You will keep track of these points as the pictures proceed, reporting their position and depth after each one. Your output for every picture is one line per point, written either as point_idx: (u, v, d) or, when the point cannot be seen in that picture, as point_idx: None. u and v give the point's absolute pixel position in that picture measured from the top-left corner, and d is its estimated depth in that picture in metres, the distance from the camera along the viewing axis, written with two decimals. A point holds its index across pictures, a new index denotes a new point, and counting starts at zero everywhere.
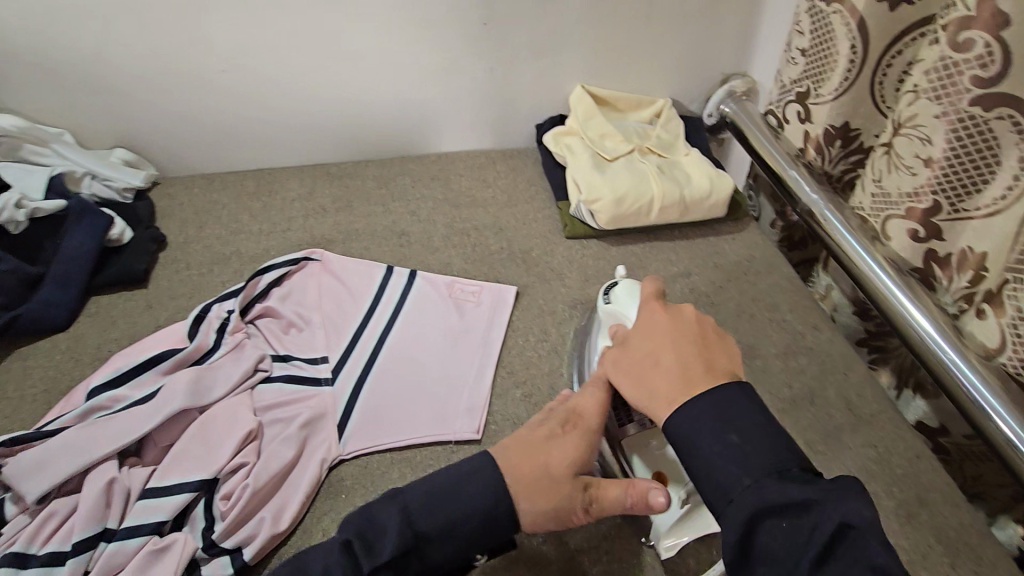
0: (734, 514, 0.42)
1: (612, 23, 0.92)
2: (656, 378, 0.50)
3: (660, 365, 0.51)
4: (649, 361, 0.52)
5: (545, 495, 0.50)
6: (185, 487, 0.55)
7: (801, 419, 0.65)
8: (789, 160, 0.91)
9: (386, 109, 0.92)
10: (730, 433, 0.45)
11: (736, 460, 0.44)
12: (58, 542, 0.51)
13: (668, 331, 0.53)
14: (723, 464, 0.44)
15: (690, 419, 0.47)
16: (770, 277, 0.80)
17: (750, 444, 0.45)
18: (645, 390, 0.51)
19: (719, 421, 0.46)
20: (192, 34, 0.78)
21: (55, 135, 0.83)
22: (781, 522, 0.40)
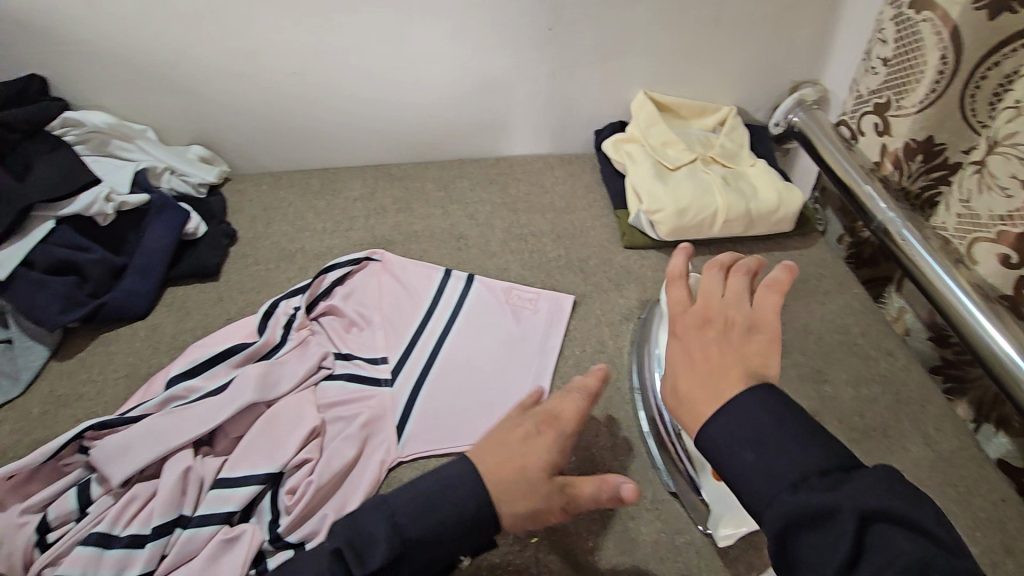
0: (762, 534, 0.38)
1: (680, 28, 0.90)
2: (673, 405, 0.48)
3: (691, 376, 0.47)
4: (679, 375, 0.48)
5: (526, 499, 0.50)
6: (253, 479, 0.57)
7: (873, 450, 0.62)
8: (864, 175, 0.87)
9: (448, 112, 0.93)
10: (754, 447, 0.41)
11: (761, 470, 0.40)
12: (138, 526, 0.54)
13: (692, 343, 0.50)
14: (747, 481, 0.40)
15: (726, 424, 0.43)
16: (840, 298, 0.77)
17: (769, 452, 0.40)
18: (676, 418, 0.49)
19: (749, 428, 0.42)
20: (267, 36, 0.81)
21: (139, 132, 0.86)
22: (809, 536, 0.36)
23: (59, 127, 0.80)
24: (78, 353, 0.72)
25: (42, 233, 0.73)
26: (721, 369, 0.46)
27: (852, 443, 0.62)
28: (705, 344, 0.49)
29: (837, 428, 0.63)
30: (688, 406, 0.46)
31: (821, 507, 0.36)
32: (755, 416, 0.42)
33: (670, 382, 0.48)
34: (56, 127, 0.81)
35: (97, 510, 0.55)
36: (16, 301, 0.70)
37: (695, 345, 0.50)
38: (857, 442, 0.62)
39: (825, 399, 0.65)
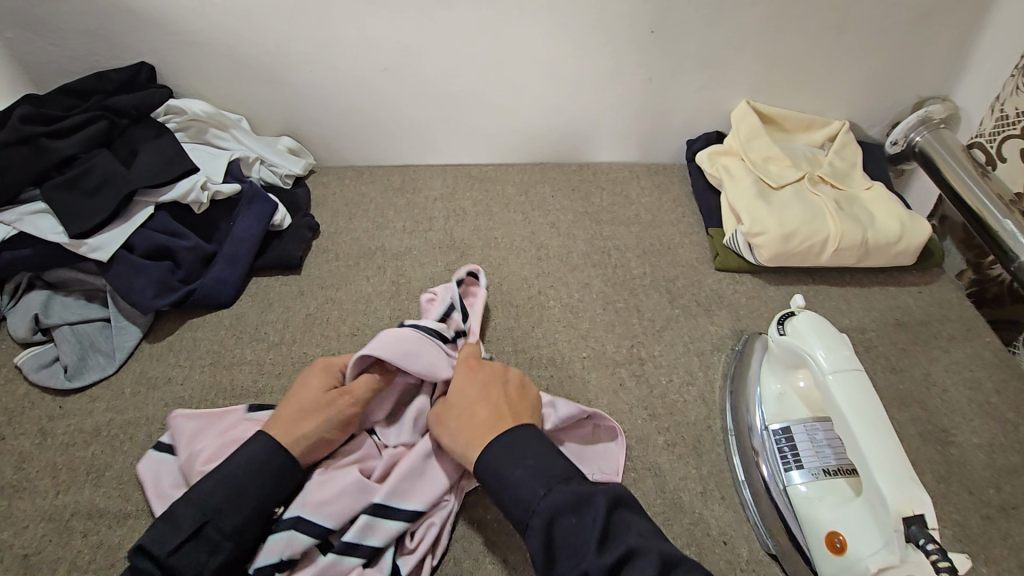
0: (536, 524, 0.46)
1: (795, 35, 0.82)
2: (472, 430, 0.54)
3: (472, 414, 0.55)
4: (462, 411, 0.56)
5: (312, 419, 0.57)
6: (401, 514, 0.54)
7: (1014, 531, 0.54)
8: (1003, 208, 0.76)
9: (535, 115, 0.90)
10: (526, 457, 0.50)
11: (528, 475, 0.49)
12: (321, 520, 0.53)
13: (480, 386, 0.58)
14: (522, 487, 0.48)
15: (511, 442, 0.51)
16: (968, 346, 0.68)
17: (540, 463, 0.50)
18: (463, 442, 0.54)
19: (515, 450, 0.51)
20: (362, 32, 0.79)
21: (234, 121, 0.87)
22: (570, 519, 0.46)
23: (163, 114, 0.82)
24: (167, 338, 0.73)
25: (142, 219, 0.75)
26: (500, 412, 0.55)
27: (986, 519, 0.55)
28: (485, 386, 0.58)
29: (967, 501, 0.56)
30: (485, 430, 0.53)
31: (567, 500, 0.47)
32: (522, 439, 0.51)
33: (462, 410, 0.56)
34: (161, 114, 0.83)
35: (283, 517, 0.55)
36: (115, 283, 0.72)
37: (479, 385, 0.58)
38: (992, 520, 0.54)
39: (952, 465, 0.58)
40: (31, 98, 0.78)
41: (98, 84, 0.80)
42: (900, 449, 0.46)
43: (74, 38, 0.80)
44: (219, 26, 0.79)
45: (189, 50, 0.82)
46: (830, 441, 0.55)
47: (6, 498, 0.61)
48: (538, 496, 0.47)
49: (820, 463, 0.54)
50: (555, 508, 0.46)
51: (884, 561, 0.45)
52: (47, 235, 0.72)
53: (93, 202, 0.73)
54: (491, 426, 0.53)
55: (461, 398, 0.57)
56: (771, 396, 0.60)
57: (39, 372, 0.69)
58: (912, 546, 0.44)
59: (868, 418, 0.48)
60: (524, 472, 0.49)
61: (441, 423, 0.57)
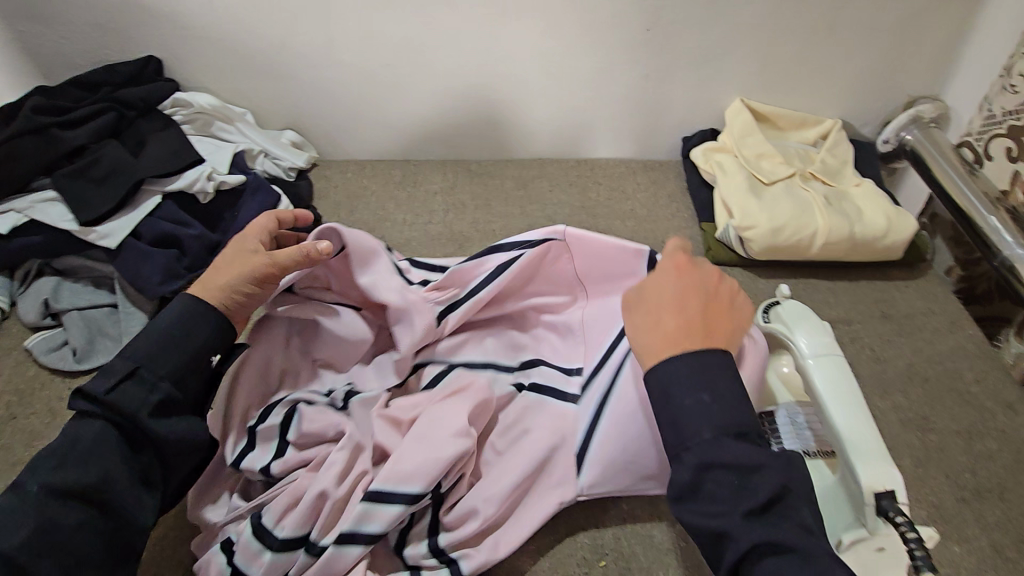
0: (687, 459, 0.42)
1: (787, 35, 0.84)
2: (657, 325, 0.47)
3: (660, 314, 0.47)
4: (655, 306, 0.48)
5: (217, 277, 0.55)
6: (397, 497, 0.50)
7: (987, 513, 0.56)
8: (987, 204, 0.79)
9: (533, 111, 0.92)
10: (704, 389, 0.44)
11: (695, 413, 0.43)
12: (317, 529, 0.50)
13: (676, 288, 0.49)
14: (688, 418, 0.43)
15: (697, 373, 0.44)
16: (951, 338, 0.71)
17: (719, 402, 0.43)
18: (641, 333, 0.48)
19: (690, 377, 0.44)
20: (365, 28, 0.81)
21: (238, 115, 0.89)
22: (728, 475, 0.41)
23: (170, 107, 0.85)
24: None
25: (150, 207, 0.77)
26: (694, 321, 0.46)
27: (961, 501, 0.57)
28: (687, 288, 0.49)
29: (944, 484, 0.58)
30: (677, 340, 0.46)
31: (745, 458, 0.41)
32: (706, 366, 0.44)
33: (656, 305, 0.48)
34: (168, 106, 0.85)
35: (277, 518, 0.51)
36: (123, 269, 0.74)
37: (678, 288, 0.49)
38: (967, 502, 0.57)
39: (931, 450, 0.60)
40: (42, 90, 0.80)
41: (107, 77, 0.83)
42: (874, 429, 0.49)
43: (84, 32, 0.83)
44: (225, 21, 0.81)
45: (197, 44, 0.84)
46: (810, 424, 0.57)
47: (16, 474, 0.63)
48: (699, 438, 0.42)
49: (800, 444, 0.56)
50: (710, 458, 0.42)
51: (856, 534, 0.47)
52: (58, 223, 0.74)
53: (102, 191, 0.75)
54: (682, 335, 0.46)
55: (656, 295, 0.49)
56: None
57: (49, 354, 0.71)
58: (883, 519, 0.46)
59: (843, 399, 0.50)
60: (698, 405, 0.43)
61: (631, 309, 0.49)
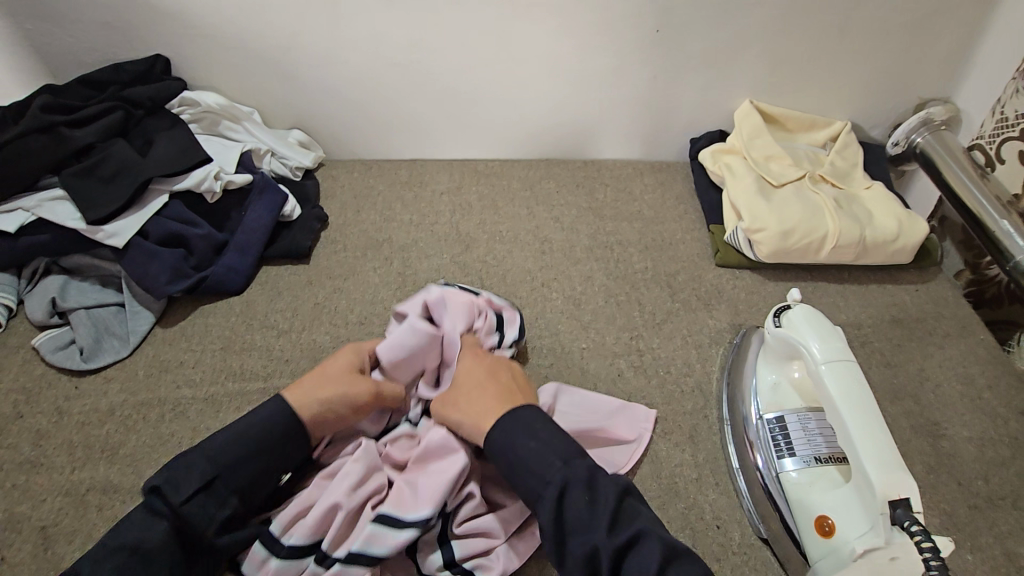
0: (549, 493, 0.49)
1: (798, 36, 0.83)
2: (483, 402, 0.56)
3: (477, 394, 0.57)
4: (472, 387, 0.58)
5: (322, 391, 0.58)
6: (415, 519, 0.52)
7: (1000, 521, 0.57)
8: (999, 209, 0.78)
9: (540, 112, 0.91)
10: (533, 436, 0.52)
11: (541, 453, 0.51)
12: (327, 543, 0.52)
13: (477, 369, 0.59)
14: (538, 462, 0.51)
15: (524, 422, 0.53)
16: (962, 343, 0.71)
17: (556, 440, 0.52)
18: (472, 413, 0.56)
19: (528, 427, 0.53)
20: (375, 28, 0.81)
21: (246, 114, 0.89)
22: (583, 496, 0.49)
23: (178, 106, 0.85)
24: (179, 323, 0.75)
25: (158, 206, 0.77)
26: (507, 390, 0.57)
27: (972, 508, 0.57)
28: (489, 372, 0.59)
29: (955, 491, 0.58)
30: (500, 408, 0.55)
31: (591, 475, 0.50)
32: (534, 418, 0.54)
33: (475, 383, 0.58)
34: (175, 105, 0.85)
35: (290, 533, 0.53)
36: (131, 269, 0.74)
37: (480, 369, 0.59)
38: (979, 510, 0.57)
39: (943, 458, 0.61)
40: (50, 88, 0.80)
41: (116, 76, 0.83)
42: (889, 439, 0.49)
43: (93, 30, 0.83)
44: (233, 22, 0.81)
45: (205, 44, 0.84)
46: (821, 430, 0.57)
47: (23, 474, 0.63)
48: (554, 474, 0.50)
49: (812, 450, 0.56)
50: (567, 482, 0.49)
51: (870, 543, 0.47)
52: (66, 221, 0.74)
53: (110, 190, 0.75)
54: (498, 405, 0.55)
55: (460, 385, 0.58)
56: (765, 387, 0.62)
57: (57, 353, 0.71)
58: (898, 528, 0.46)
59: (857, 405, 0.50)
60: (530, 450, 0.52)
61: (448, 402, 0.58)
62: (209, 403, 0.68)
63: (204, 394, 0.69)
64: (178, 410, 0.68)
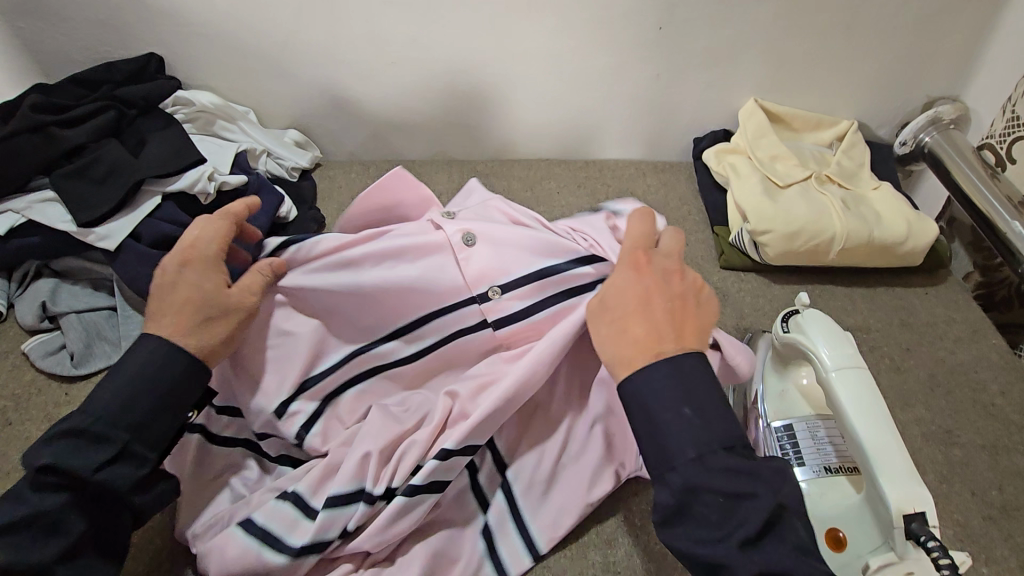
0: (674, 480, 0.41)
1: (804, 33, 0.81)
2: (631, 332, 0.44)
3: (627, 326, 0.45)
4: (621, 314, 0.45)
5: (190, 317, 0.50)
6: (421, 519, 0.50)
7: (1015, 532, 0.55)
8: (1010, 209, 0.75)
9: (540, 111, 0.90)
10: (686, 402, 0.42)
11: (683, 431, 0.42)
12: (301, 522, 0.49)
13: (633, 289, 0.46)
14: (675, 437, 0.42)
15: (667, 376, 0.43)
16: (973, 347, 0.69)
17: (702, 418, 0.42)
18: (617, 343, 0.45)
19: (673, 390, 0.42)
20: (372, 25, 0.79)
21: (241, 113, 0.87)
22: (717, 497, 0.40)
23: (171, 105, 0.83)
24: None
25: (149, 208, 0.75)
26: (664, 325, 0.44)
27: (986, 519, 0.56)
28: (647, 294, 0.46)
29: (969, 501, 0.57)
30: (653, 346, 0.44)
31: (737, 469, 0.40)
32: (686, 369, 0.43)
33: (628, 306, 0.45)
34: (168, 105, 0.83)
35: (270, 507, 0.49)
36: (122, 272, 0.73)
37: (642, 290, 0.46)
38: (994, 521, 0.56)
39: (955, 466, 0.59)
40: (40, 88, 0.78)
41: (108, 75, 0.81)
42: (901, 446, 0.47)
43: (85, 28, 0.81)
44: (227, 20, 0.80)
45: (198, 42, 0.82)
46: (831, 438, 0.56)
47: (11, 483, 0.61)
48: (684, 457, 0.41)
49: (821, 460, 0.55)
50: (701, 479, 0.40)
51: (884, 558, 0.45)
52: (56, 223, 0.72)
53: (101, 191, 0.74)
54: (649, 346, 0.44)
55: (604, 306, 0.47)
56: (772, 394, 0.60)
57: (46, 358, 0.69)
58: (914, 542, 0.45)
59: (867, 411, 0.48)
60: (681, 420, 0.42)
61: (592, 322, 0.47)
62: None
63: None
64: None
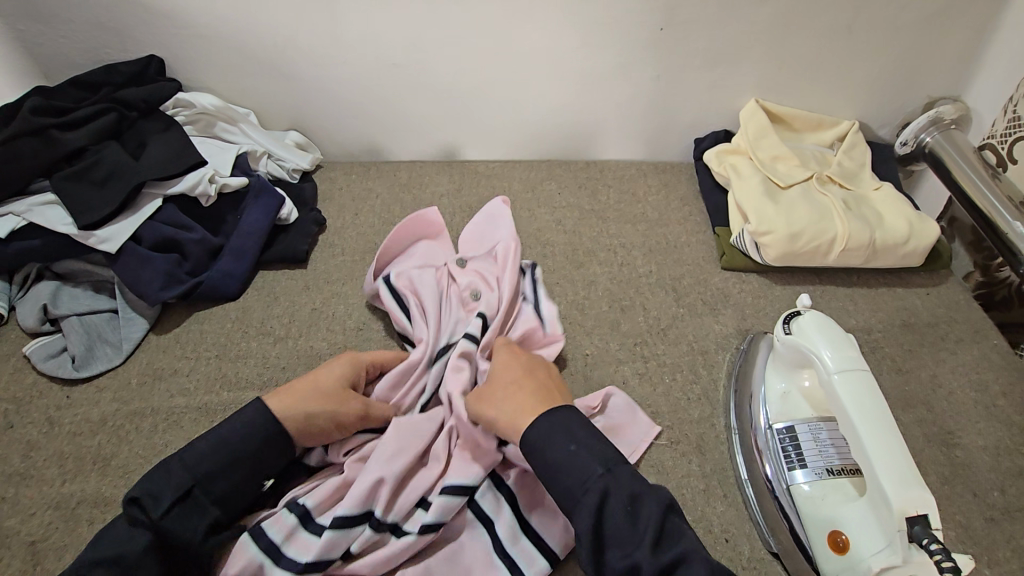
0: (589, 502, 0.48)
1: (805, 33, 0.81)
2: (514, 399, 0.56)
3: (515, 394, 0.56)
4: (508, 387, 0.57)
5: (308, 398, 0.56)
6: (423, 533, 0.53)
7: (1018, 533, 0.55)
8: (1010, 208, 0.75)
9: (541, 112, 0.90)
10: (569, 439, 0.51)
11: (582, 457, 0.50)
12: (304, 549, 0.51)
13: (510, 372, 0.59)
14: (573, 467, 0.49)
15: (551, 425, 0.52)
16: (974, 348, 0.69)
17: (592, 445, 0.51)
18: (501, 411, 0.55)
19: (563, 430, 0.52)
20: (373, 27, 0.79)
21: (242, 115, 0.87)
22: (625, 509, 0.47)
23: (172, 108, 0.83)
24: (173, 330, 0.74)
25: (151, 211, 0.75)
26: (542, 391, 0.56)
27: (988, 520, 0.56)
28: (528, 372, 0.59)
29: (971, 503, 0.57)
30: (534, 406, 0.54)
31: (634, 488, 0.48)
32: (560, 419, 0.52)
33: (508, 383, 0.57)
34: (170, 107, 0.84)
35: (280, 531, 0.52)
36: (123, 274, 0.73)
37: (520, 371, 0.59)
38: (997, 523, 0.56)
39: (957, 467, 0.59)
40: (41, 90, 0.78)
41: (108, 77, 0.81)
42: (905, 450, 0.47)
43: (85, 30, 0.81)
44: (228, 22, 0.80)
45: (199, 44, 0.82)
46: (833, 441, 0.56)
47: (14, 486, 0.61)
48: (596, 476, 0.49)
49: (823, 462, 0.55)
50: (607, 492, 0.48)
51: (888, 561, 0.46)
52: (57, 226, 0.72)
53: (103, 193, 0.74)
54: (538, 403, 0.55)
55: (491, 387, 0.58)
56: (774, 395, 0.60)
57: (48, 361, 0.69)
58: (915, 545, 0.45)
59: (871, 416, 0.48)
60: (568, 455, 0.50)
61: (484, 398, 0.57)
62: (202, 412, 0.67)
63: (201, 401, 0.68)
64: (171, 419, 0.66)
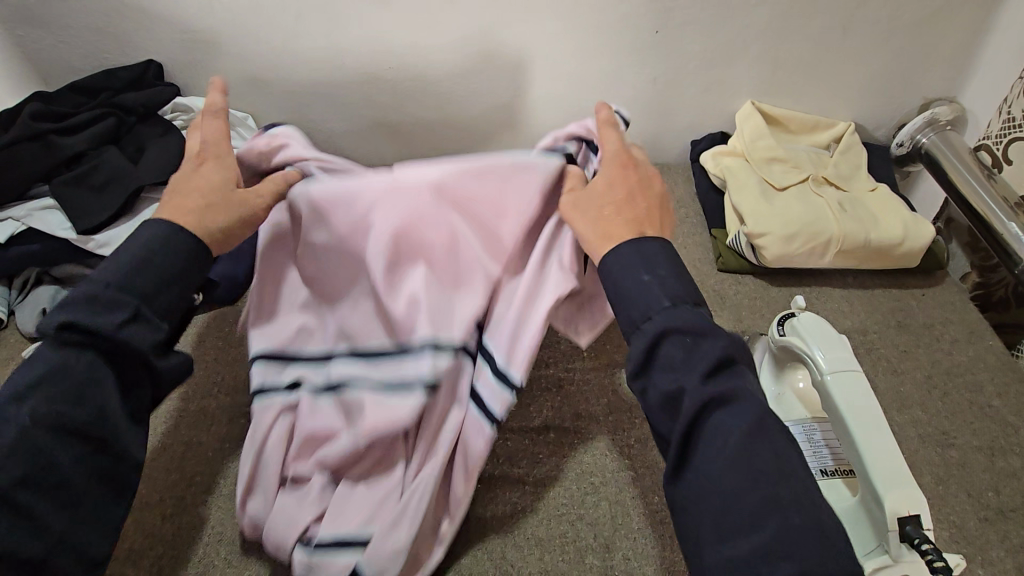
0: (647, 331, 0.42)
1: (800, 35, 0.82)
2: (610, 215, 0.48)
3: (611, 208, 0.48)
4: (601, 201, 0.49)
5: (209, 214, 0.50)
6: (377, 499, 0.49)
7: (1012, 534, 0.55)
8: (1006, 209, 0.75)
9: (538, 114, 0.90)
10: (646, 269, 0.44)
11: (649, 285, 0.43)
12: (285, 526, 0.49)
13: (609, 181, 0.50)
14: (642, 295, 0.43)
15: (633, 253, 0.45)
16: (970, 348, 0.69)
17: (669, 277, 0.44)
18: (591, 227, 0.48)
19: (642, 260, 0.44)
20: (370, 31, 0.80)
21: (240, 119, 0.87)
22: (685, 338, 0.41)
23: (170, 112, 0.84)
24: None
25: (148, 215, 0.76)
26: (637, 212, 0.48)
27: (983, 521, 0.56)
28: (626, 187, 0.49)
29: (966, 503, 0.57)
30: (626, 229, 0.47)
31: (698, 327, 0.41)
32: (646, 251, 0.45)
33: (606, 193, 0.49)
34: (168, 111, 0.84)
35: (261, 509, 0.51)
36: None
37: (614, 185, 0.49)
38: (991, 523, 0.56)
39: (952, 468, 0.59)
40: (41, 95, 0.79)
41: (107, 82, 0.81)
42: (897, 452, 0.47)
43: (85, 36, 0.81)
44: (226, 26, 0.80)
45: (198, 48, 0.83)
46: (828, 441, 0.55)
47: None
48: (660, 307, 0.42)
49: (818, 463, 0.54)
50: (672, 323, 0.41)
51: (879, 561, 0.46)
52: (55, 230, 0.73)
53: (100, 198, 0.74)
54: (630, 227, 0.47)
55: (598, 192, 0.49)
56: (770, 398, 0.61)
57: None
58: (907, 545, 0.45)
59: (862, 419, 0.49)
60: (642, 285, 0.43)
61: (574, 208, 0.50)
62: (182, 407, 0.64)
63: (185, 397, 0.64)
64: None
